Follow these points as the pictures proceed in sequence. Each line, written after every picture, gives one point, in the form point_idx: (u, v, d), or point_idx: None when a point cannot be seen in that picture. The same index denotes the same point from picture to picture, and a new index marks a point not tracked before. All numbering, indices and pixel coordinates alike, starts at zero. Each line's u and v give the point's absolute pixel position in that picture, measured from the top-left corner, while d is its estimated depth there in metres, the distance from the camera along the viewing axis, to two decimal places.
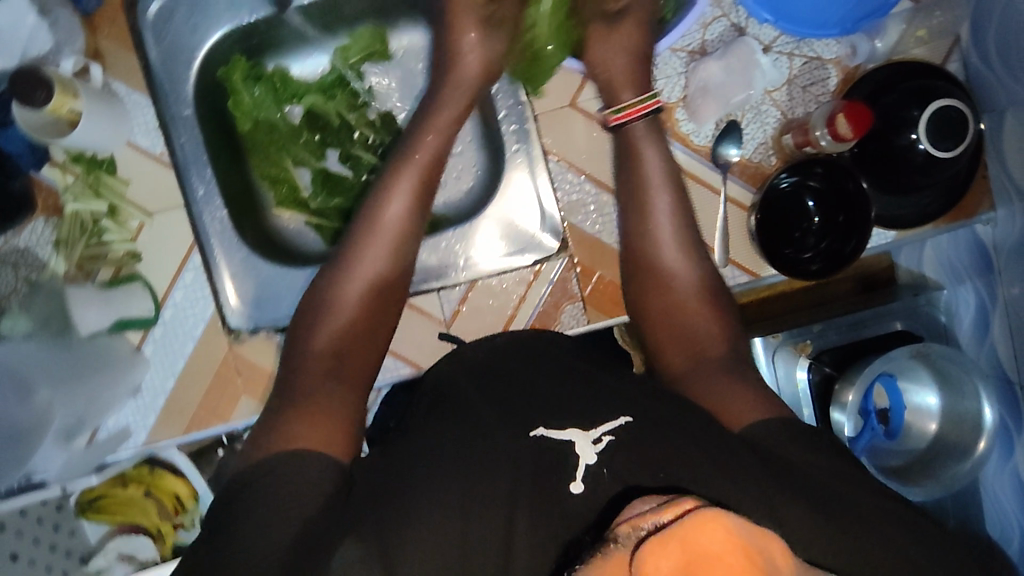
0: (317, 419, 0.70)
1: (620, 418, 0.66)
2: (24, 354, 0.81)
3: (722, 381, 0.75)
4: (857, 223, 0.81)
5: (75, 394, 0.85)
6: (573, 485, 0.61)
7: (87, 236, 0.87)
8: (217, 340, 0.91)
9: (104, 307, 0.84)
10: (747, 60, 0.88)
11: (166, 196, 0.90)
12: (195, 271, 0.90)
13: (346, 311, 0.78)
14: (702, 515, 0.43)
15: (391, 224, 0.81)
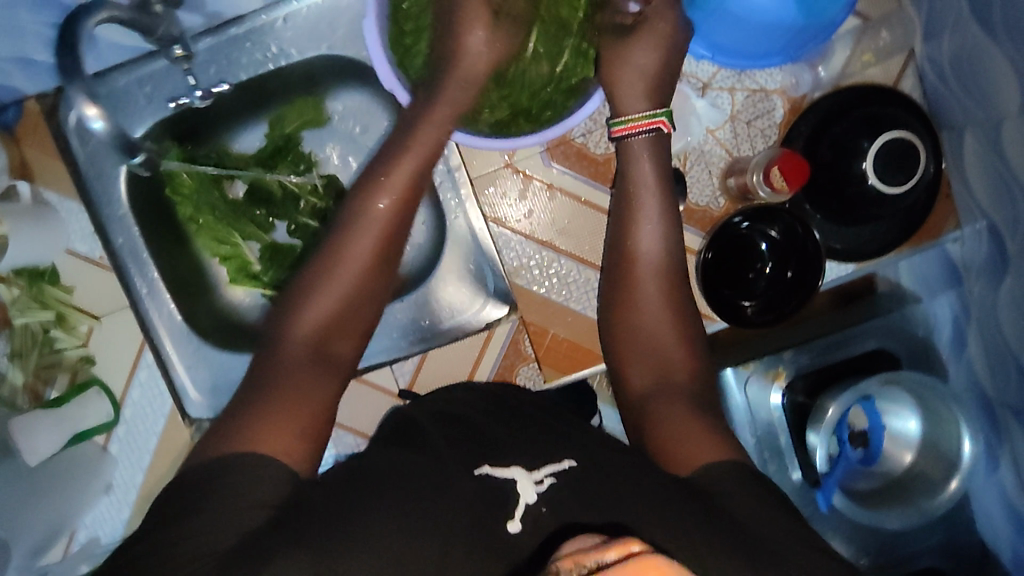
0: (283, 435, 0.66)
1: (564, 461, 0.65)
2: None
3: (679, 409, 0.72)
4: (806, 287, 0.81)
5: (47, 504, 0.86)
6: (510, 525, 0.60)
7: (39, 347, 0.88)
8: (179, 432, 0.91)
9: (57, 425, 0.84)
10: (682, 106, 0.86)
11: (112, 296, 0.91)
12: (149, 368, 0.91)
13: (317, 327, 0.74)
14: (644, 561, 0.45)
15: (369, 246, 0.76)
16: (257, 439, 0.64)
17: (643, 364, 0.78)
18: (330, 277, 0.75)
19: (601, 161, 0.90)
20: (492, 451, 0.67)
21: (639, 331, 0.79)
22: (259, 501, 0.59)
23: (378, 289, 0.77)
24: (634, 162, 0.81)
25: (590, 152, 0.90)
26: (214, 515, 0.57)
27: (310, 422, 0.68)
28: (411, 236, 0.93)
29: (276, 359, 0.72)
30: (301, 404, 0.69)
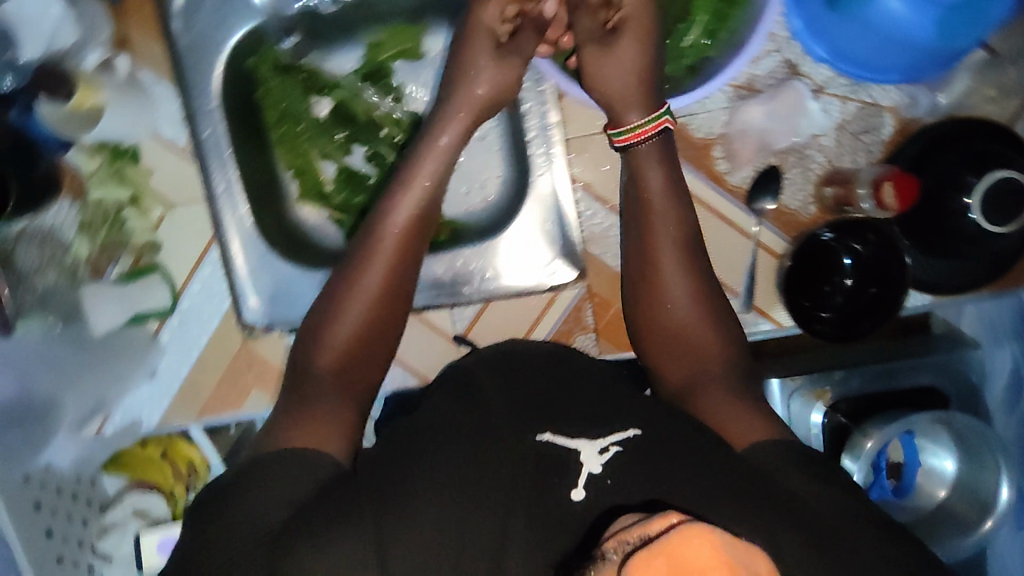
0: (319, 428, 0.68)
1: (630, 430, 0.63)
2: (36, 350, 0.83)
3: (731, 399, 0.71)
4: (888, 308, 0.79)
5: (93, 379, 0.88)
6: (573, 493, 0.59)
7: (109, 225, 0.88)
8: (233, 333, 0.91)
9: (118, 301, 0.88)
10: (796, 105, 0.84)
11: (187, 187, 0.90)
12: (213, 266, 0.91)
13: (340, 354, 0.72)
14: (690, 530, 0.44)
15: (383, 276, 0.74)
16: (293, 436, 0.67)
17: (678, 359, 0.76)
18: (347, 310, 0.73)
19: (700, 146, 0.85)
20: (550, 413, 0.66)
21: (668, 326, 0.76)
22: (310, 478, 0.63)
23: (397, 312, 0.75)
24: (642, 175, 0.79)
25: (690, 133, 0.85)
26: (266, 486, 0.61)
27: (343, 427, 0.69)
28: (487, 188, 0.93)
29: (305, 390, 0.71)
30: (322, 417, 0.69)
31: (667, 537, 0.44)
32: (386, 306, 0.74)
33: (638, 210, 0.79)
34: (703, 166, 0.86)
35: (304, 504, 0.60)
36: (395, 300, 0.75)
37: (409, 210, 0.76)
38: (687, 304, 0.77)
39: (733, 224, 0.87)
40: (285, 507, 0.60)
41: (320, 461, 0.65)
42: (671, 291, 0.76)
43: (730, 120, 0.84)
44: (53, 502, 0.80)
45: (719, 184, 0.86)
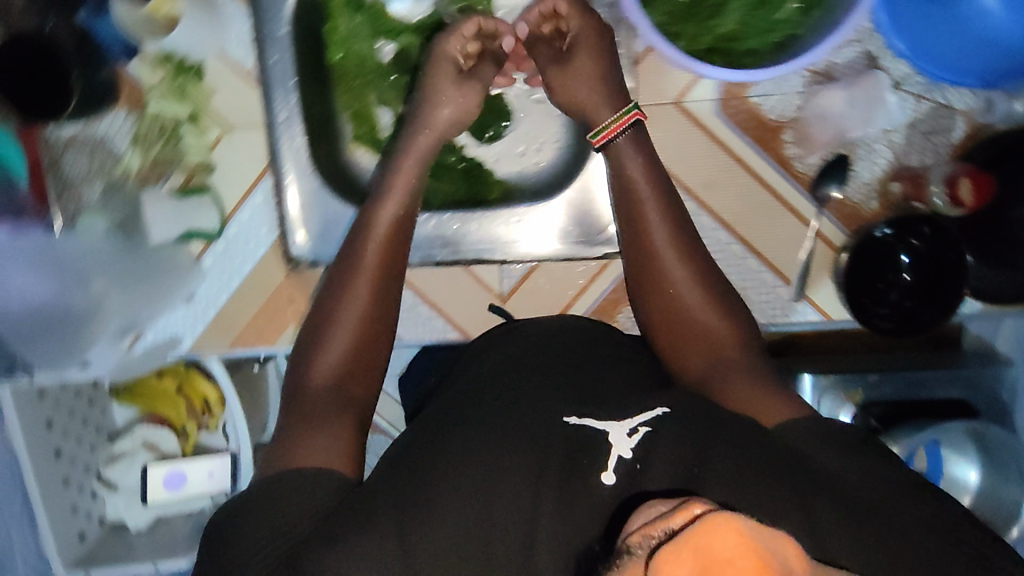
0: (320, 438, 0.65)
1: (657, 408, 0.62)
2: (93, 250, 0.85)
3: (759, 388, 0.68)
4: (947, 302, 0.80)
5: (136, 292, 0.87)
6: (604, 476, 0.57)
7: (164, 139, 0.86)
8: (275, 266, 0.90)
9: (174, 215, 0.86)
10: (874, 95, 0.82)
11: (250, 112, 0.88)
12: (264, 195, 0.89)
13: (336, 364, 0.70)
14: (711, 521, 0.40)
15: (368, 292, 0.74)
16: (299, 456, 0.64)
17: (693, 348, 0.72)
18: (335, 331, 0.72)
19: (770, 128, 0.85)
20: (589, 401, 0.66)
21: (674, 315, 0.73)
22: (331, 484, 0.62)
23: (385, 324, 0.74)
24: (637, 189, 0.77)
25: (763, 115, 0.85)
26: (288, 497, 0.60)
27: (348, 443, 0.66)
28: (540, 156, 0.95)
29: (304, 407, 0.68)
30: (323, 435, 0.65)
31: (691, 531, 0.39)
32: (377, 300, 0.73)
33: (631, 224, 0.77)
34: (771, 150, 0.86)
35: (333, 507, 0.59)
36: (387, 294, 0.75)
37: (390, 218, 0.78)
38: (693, 296, 0.73)
39: (794, 210, 0.87)
40: (310, 518, 0.58)
41: (324, 474, 0.62)
42: (676, 287, 0.74)
43: (803, 104, 0.84)
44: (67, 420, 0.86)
45: (785, 169, 0.86)
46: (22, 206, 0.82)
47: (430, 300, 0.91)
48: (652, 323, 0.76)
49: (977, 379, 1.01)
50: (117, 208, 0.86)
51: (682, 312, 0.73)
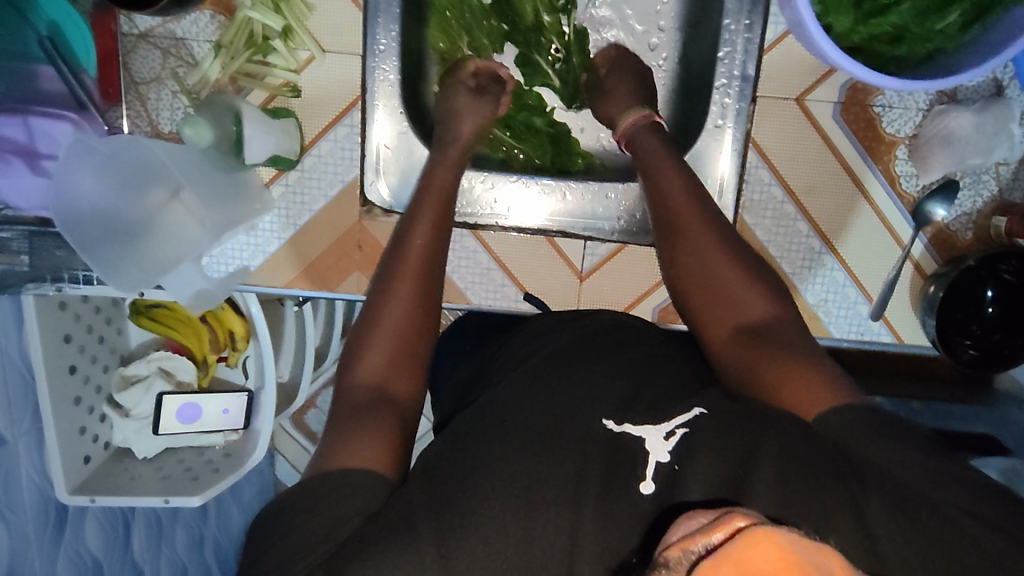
0: (367, 437, 0.57)
1: (694, 409, 0.57)
2: (177, 156, 0.74)
3: (794, 365, 0.60)
4: None
5: (210, 215, 0.76)
6: (642, 486, 0.53)
7: (251, 51, 0.78)
8: (348, 208, 0.84)
9: (267, 134, 0.77)
10: (1002, 125, 0.78)
11: (349, 37, 0.80)
12: (349, 128, 0.82)
13: (382, 362, 0.62)
14: (752, 532, 0.39)
15: (412, 291, 0.65)
16: (341, 457, 0.56)
17: (725, 307, 0.65)
18: (377, 325, 0.64)
19: (886, 142, 0.83)
20: (647, 388, 0.62)
21: (715, 291, 0.66)
22: (376, 475, 0.55)
23: (427, 323, 0.65)
24: (667, 191, 0.72)
25: (881, 127, 0.82)
26: (326, 500, 0.53)
27: (389, 439, 0.57)
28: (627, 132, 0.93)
29: (346, 406, 0.60)
30: (368, 431, 0.57)
31: (730, 544, 0.38)
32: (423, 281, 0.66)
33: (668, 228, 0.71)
34: (882, 164, 0.83)
35: (379, 509, 0.53)
36: (431, 276, 0.67)
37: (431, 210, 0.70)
38: (734, 272, 0.66)
39: (891, 228, 0.85)
40: (358, 515, 0.52)
41: (366, 479, 0.54)
42: (714, 267, 0.67)
43: (924, 123, 0.81)
44: (85, 367, 0.99)
45: (891, 186, 0.84)
46: (90, 98, 0.76)
47: (504, 266, 0.88)
48: (679, 283, 0.69)
49: (1012, 421, 1.01)
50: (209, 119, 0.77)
51: (727, 291, 0.66)
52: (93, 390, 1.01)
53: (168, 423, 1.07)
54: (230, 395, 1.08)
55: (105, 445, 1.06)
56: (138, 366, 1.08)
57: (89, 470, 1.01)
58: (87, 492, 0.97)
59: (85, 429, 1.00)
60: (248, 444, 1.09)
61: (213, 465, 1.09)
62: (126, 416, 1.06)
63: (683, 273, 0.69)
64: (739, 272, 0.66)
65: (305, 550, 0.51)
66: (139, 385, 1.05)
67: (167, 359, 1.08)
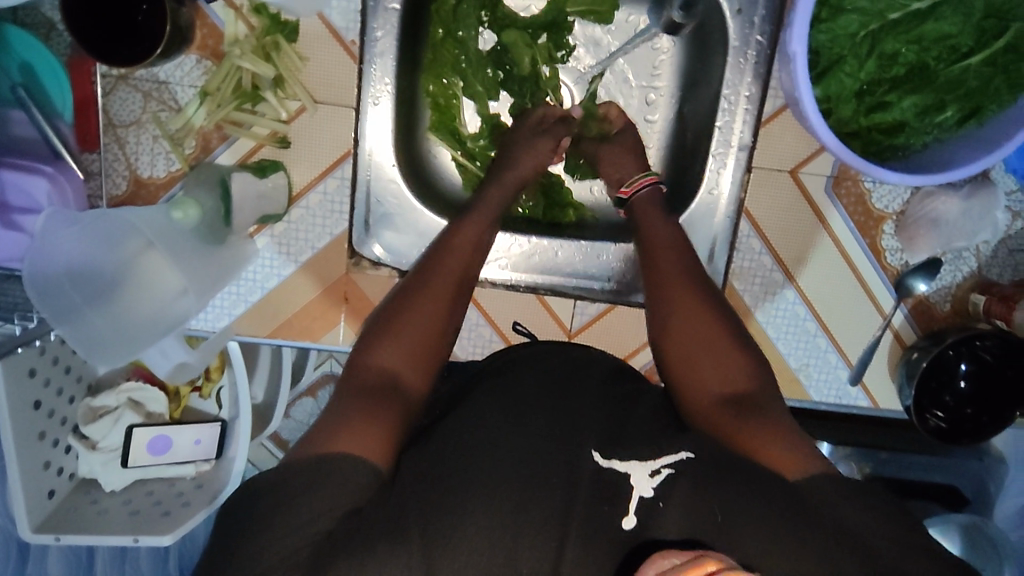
0: (368, 428, 0.59)
1: (680, 452, 0.60)
2: (151, 218, 0.72)
3: (773, 428, 0.63)
4: (1001, 413, 0.83)
5: (197, 269, 0.74)
6: (624, 521, 0.56)
7: (240, 100, 0.75)
8: (337, 260, 0.82)
9: (257, 202, 0.76)
10: (987, 209, 0.81)
11: (342, 91, 0.77)
12: (340, 181, 0.79)
13: (394, 356, 0.65)
14: None
15: (436, 307, 0.69)
16: (337, 439, 0.57)
17: (705, 368, 0.67)
18: (398, 320, 0.67)
19: (874, 217, 0.84)
20: (619, 439, 0.63)
21: (701, 344, 0.68)
22: (371, 464, 0.56)
23: (443, 347, 0.69)
24: (657, 250, 0.75)
25: (871, 202, 0.83)
26: (311, 486, 0.53)
27: (385, 432, 0.59)
28: None
29: (351, 385, 0.63)
30: (376, 421, 0.60)
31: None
32: (451, 292, 0.70)
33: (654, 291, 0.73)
34: (869, 236, 0.85)
35: (363, 504, 0.54)
36: (454, 298, 0.71)
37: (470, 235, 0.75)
38: (720, 324, 0.70)
39: (873, 298, 0.86)
40: (336, 508, 0.53)
41: (356, 463, 0.55)
42: (704, 319, 0.70)
43: (911, 201, 0.83)
44: (51, 401, 0.96)
45: (876, 260, 0.85)
46: (64, 144, 0.73)
47: (494, 323, 0.88)
48: (662, 335, 0.71)
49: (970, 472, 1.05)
50: (199, 199, 0.74)
51: (715, 349, 0.68)
52: (59, 423, 0.98)
53: (138, 455, 1.05)
54: (204, 427, 1.07)
55: (70, 477, 1.02)
56: (106, 397, 1.04)
57: (53, 505, 0.98)
58: (51, 530, 0.94)
59: (49, 463, 0.97)
60: (220, 474, 1.07)
61: (184, 499, 1.06)
62: (93, 448, 1.02)
63: (672, 315, 0.71)
64: (721, 326, 0.69)
65: None
66: (108, 416, 1.03)
67: (137, 389, 1.07)
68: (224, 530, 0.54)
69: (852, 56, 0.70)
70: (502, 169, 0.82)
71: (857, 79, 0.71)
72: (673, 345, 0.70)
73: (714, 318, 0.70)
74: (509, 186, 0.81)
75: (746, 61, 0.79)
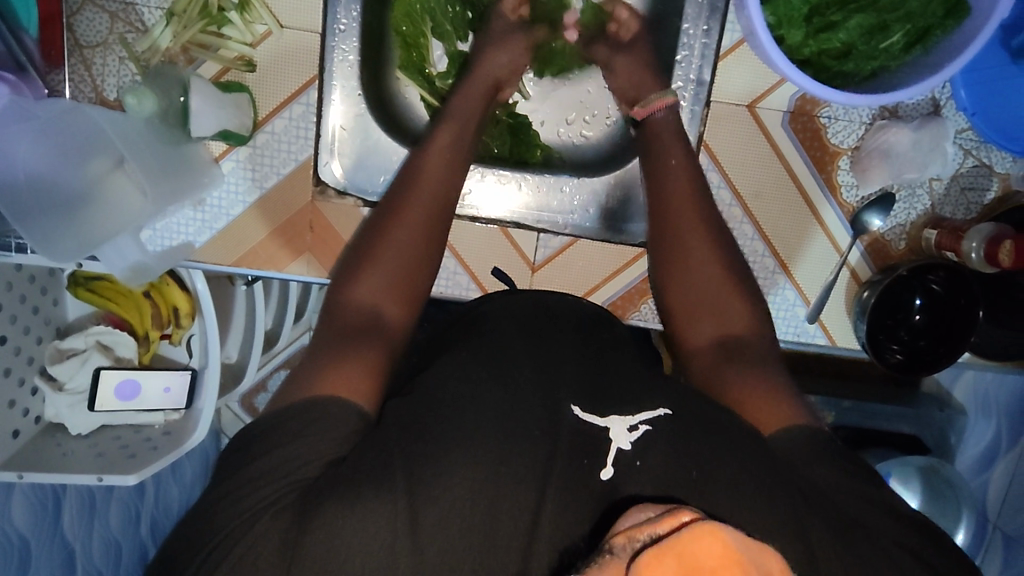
0: (349, 368, 0.60)
1: (657, 409, 0.57)
2: (122, 129, 0.75)
3: (758, 379, 0.64)
4: (954, 342, 0.84)
5: (162, 185, 0.77)
6: (601, 472, 0.53)
7: (206, 22, 0.76)
8: (302, 187, 0.82)
9: (219, 115, 0.75)
10: (937, 141, 0.83)
11: (308, 14, 0.79)
12: (305, 107, 0.81)
13: (375, 289, 0.66)
14: (701, 529, 0.36)
15: (414, 233, 0.69)
16: (325, 384, 0.58)
17: (702, 319, 0.71)
18: (376, 253, 0.68)
19: (830, 152, 0.86)
20: (576, 373, 0.63)
21: (694, 284, 0.72)
22: (337, 398, 0.57)
23: (427, 270, 0.69)
24: (670, 194, 0.75)
25: (826, 138, 0.86)
26: (302, 432, 0.54)
27: (371, 376, 0.60)
28: (585, 131, 0.94)
29: (337, 331, 0.63)
30: (356, 359, 0.61)
31: (673, 535, 0.36)
32: (427, 219, 0.69)
33: (659, 237, 0.75)
34: (825, 173, 0.87)
35: (349, 452, 0.54)
36: (432, 226, 0.70)
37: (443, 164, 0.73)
38: (716, 267, 0.71)
39: (830, 237, 0.88)
40: (321, 460, 0.53)
41: (345, 411, 0.57)
42: (704, 265, 0.71)
43: (866, 136, 0.85)
44: (18, 339, 0.96)
45: (834, 197, 0.87)
46: (29, 59, 0.73)
47: (457, 255, 0.89)
48: (664, 287, 0.74)
49: (932, 421, 1.06)
50: (155, 91, 0.75)
51: (725, 308, 0.70)
52: (25, 362, 0.98)
53: (105, 399, 1.03)
54: (172, 375, 1.05)
55: (36, 420, 1.02)
56: (75, 340, 1.04)
57: (18, 445, 0.98)
58: (15, 468, 0.93)
59: (14, 402, 0.97)
60: (189, 425, 1.06)
61: (152, 444, 1.05)
62: (59, 390, 1.02)
63: (671, 258, 0.73)
64: (716, 270, 0.71)
65: (237, 499, 0.52)
66: (75, 358, 1.02)
67: (106, 334, 1.06)
68: (217, 472, 0.56)
69: None
70: (462, 86, 0.79)
71: (804, 2, 0.73)
72: (678, 300, 0.73)
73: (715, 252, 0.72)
74: (473, 108, 0.78)
75: None
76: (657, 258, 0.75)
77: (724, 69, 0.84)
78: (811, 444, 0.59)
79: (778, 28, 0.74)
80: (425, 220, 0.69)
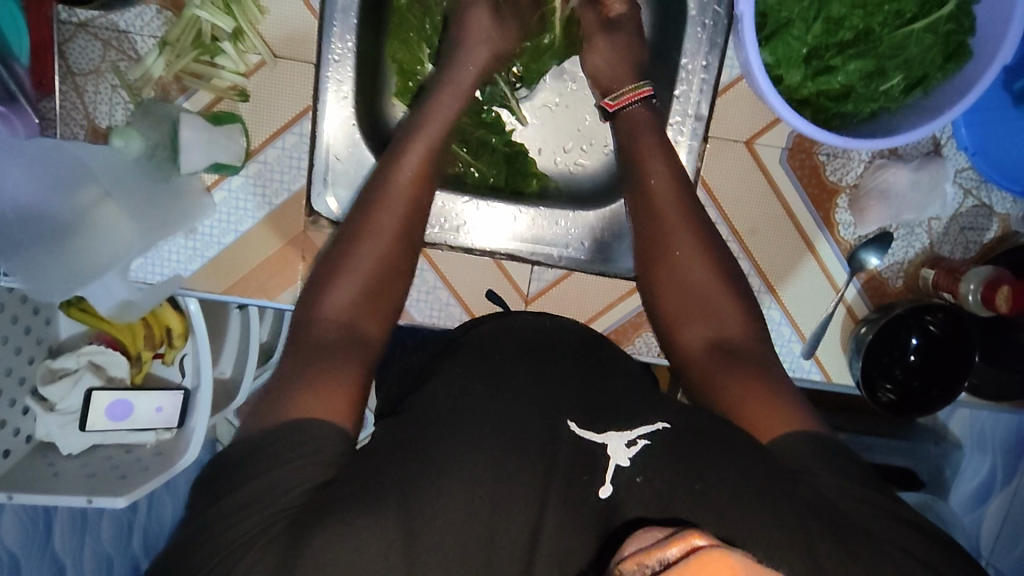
0: (326, 388, 0.58)
1: (657, 422, 0.57)
2: (113, 164, 0.75)
3: (757, 385, 0.64)
4: (948, 385, 0.84)
5: (150, 218, 0.78)
6: (601, 490, 0.53)
7: (199, 52, 0.76)
8: (294, 216, 0.81)
9: (207, 147, 0.75)
10: (936, 182, 0.83)
11: (304, 45, 0.79)
12: (298, 137, 0.80)
13: (347, 306, 0.64)
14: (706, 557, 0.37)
15: (381, 251, 0.67)
16: (300, 402, 0.56)
17: (694, 318, 0.70)
18: (343, 271, 0.66)
19: (828, 189, 0.85)
20: (574, 403, 0.60)
21: (685, 285, 0.71)
22: (326, 423, 0.56)
23: (397, 283, 0.67)
24: (662, 213, 0.73)
25: (824, 175, 0.85)
26: (276, 464, 0.52)
27: (350, 394, 0.59)
28: (582, 158, 0.93)
29: (309, 345, 0.61)
30: (333, 380, 0.59)
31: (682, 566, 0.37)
32: (396, 242, 0.68)
33: (650, 247, 0.73)
34: (823, 211, 0.86)
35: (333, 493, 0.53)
36: (400, 247, 0.68)
37: (411, 178, 0.70)
38: (707, 274, 0.70)
39: (828, 275, 0.87)
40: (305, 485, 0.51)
41: (327, 432, 0.55)
42: (700, 279, 0.70)
43: (865, 175, 0.85)
44: (10, 360, 0.95)
45: (830, 234, 0.86)
46: (19, 88, 0.74)
47: (450, 285, 0.88)
48: (655, 293, 0.73)
49: (928, 457, 1.05)
50: (143, 131, 0.75)
51: (718, 311, 0.69)
52: (17, 382, 0.97)
53: (96, 420, 1.03)
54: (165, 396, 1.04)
55: (27, 439, 1.01)
56: (67, 360, 1.04)
57: (9, 465, 0.98)
58: (6, 488, 0.94)
59: (4, 423, 0.96)
60: (181, 445, 1.05)
61: (143, 464, 1.04)
62: (50, 410, 1.01)
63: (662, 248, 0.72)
64: (708, 274, 0.71)
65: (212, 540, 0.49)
66: (66, 378, 1.02)
67: (98, 352, 1.05)
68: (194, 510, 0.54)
69: (799, 20, 0.71)
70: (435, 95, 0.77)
71: (804, 42, 0.72)
72: (672, 308, 0.71)
73: (710, 272, 0.71)
74: (439, 120, 0.75)
75: (704, 30, 0.81)
76: (646, 257, 0.74)
77: (721, 105, 0.84)
78: (817, 453, 0.57)
79: (774, 67, 0.74)
80: (392, 241, 0.68)
